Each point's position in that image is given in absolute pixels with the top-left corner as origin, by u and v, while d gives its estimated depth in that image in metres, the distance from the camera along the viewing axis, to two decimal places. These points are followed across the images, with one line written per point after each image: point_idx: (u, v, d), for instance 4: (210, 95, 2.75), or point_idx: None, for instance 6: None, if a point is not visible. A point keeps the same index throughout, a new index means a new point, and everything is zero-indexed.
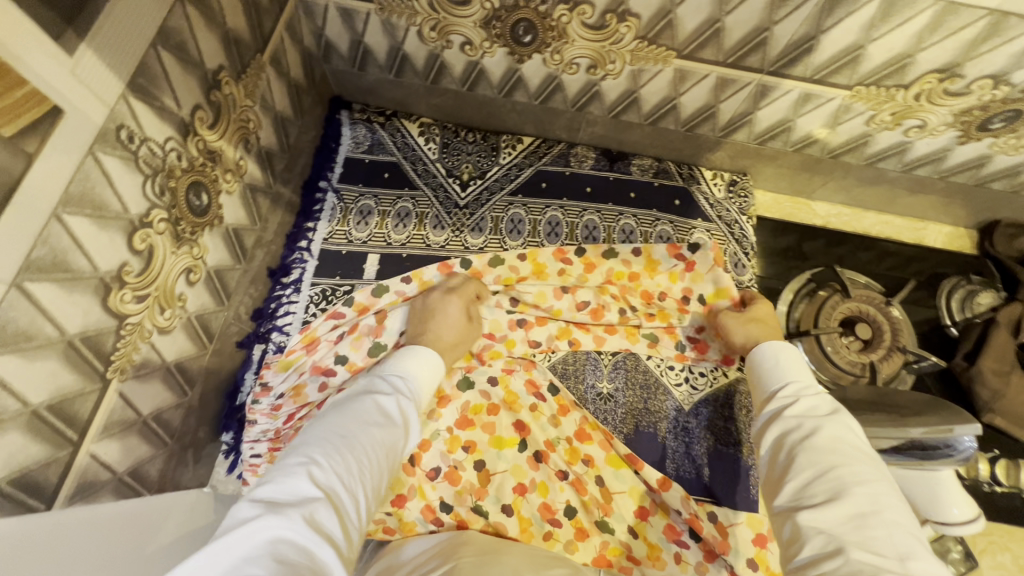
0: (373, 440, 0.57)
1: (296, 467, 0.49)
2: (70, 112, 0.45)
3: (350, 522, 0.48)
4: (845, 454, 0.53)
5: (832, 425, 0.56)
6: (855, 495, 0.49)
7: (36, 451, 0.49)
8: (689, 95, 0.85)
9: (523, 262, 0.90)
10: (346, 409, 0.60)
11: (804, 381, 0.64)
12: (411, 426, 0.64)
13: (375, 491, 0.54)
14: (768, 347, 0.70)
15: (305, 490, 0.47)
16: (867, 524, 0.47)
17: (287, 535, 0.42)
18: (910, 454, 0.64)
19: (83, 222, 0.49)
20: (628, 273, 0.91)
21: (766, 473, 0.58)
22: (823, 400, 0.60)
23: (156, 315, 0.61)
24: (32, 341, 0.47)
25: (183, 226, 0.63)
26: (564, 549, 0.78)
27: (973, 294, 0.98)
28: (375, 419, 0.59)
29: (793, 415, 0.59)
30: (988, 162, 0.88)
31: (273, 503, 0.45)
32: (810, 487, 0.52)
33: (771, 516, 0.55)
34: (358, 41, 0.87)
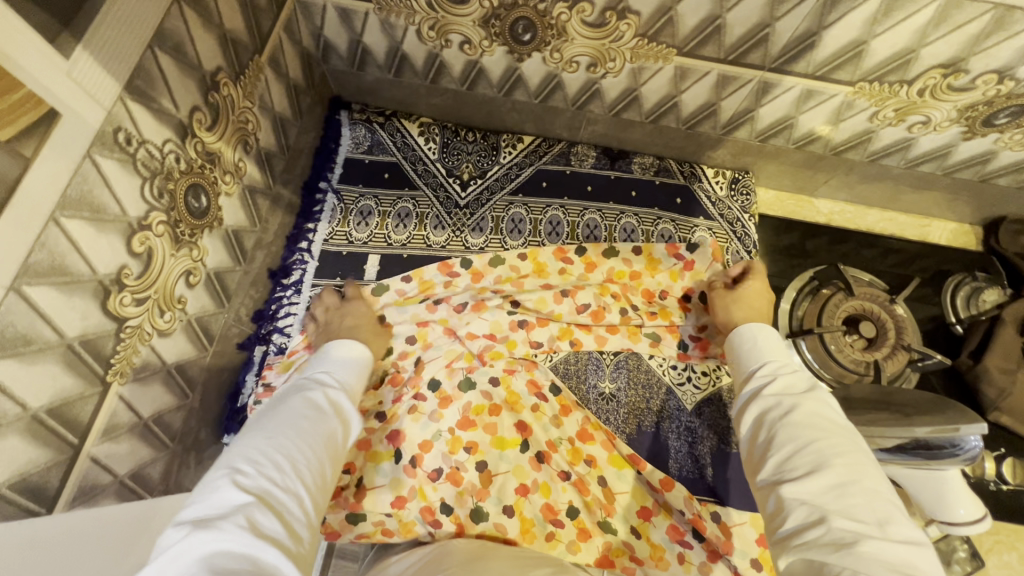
0: (309, 434, 0.54)
1: (220, 478, 0.45)
2: (67, 115, 0.45)
3: (296, 521, 0.45)
4: (822, 427, 0.52)
5: (809, 403, 0.55)
6: (834, 465, 0.47)
7: (36, 455, 0.49)
8: (690, 93, 0.84)
9: (522, 262, 0.91)
10: (273, 411, 0.57)
11: (780, 361, 0.64)
12: (348, 415, 0.62)
13: (321, 485, 0.51)
14: (746, 330, 0.70)
15: (234, 498, 0.43)
16: (846, 493, 0.45)
17: (223, 545, 0.39)
18: (915, 453, 0.63)
19: (81, 226, 0.49)
20: (629, 271, 0.91)
21: (748, 453, 0.56)
22: (800, 379, 0.59)
23: (156, 317, 0.61)
24: (31, 345, 0.47)
25: (182, 228, 0.63)
26: (566, 550, 0.76)
27: (978, 292, 0.97)
28: (306, 414, 0.56)
29: (772, 394, 0.58)
30: (993, 158, 0.87)
31: (200, 519, 0.41)
32: (791, 460, 0.50)
33: (755, 494, 0.53)
34: (356, 41, 0.86)
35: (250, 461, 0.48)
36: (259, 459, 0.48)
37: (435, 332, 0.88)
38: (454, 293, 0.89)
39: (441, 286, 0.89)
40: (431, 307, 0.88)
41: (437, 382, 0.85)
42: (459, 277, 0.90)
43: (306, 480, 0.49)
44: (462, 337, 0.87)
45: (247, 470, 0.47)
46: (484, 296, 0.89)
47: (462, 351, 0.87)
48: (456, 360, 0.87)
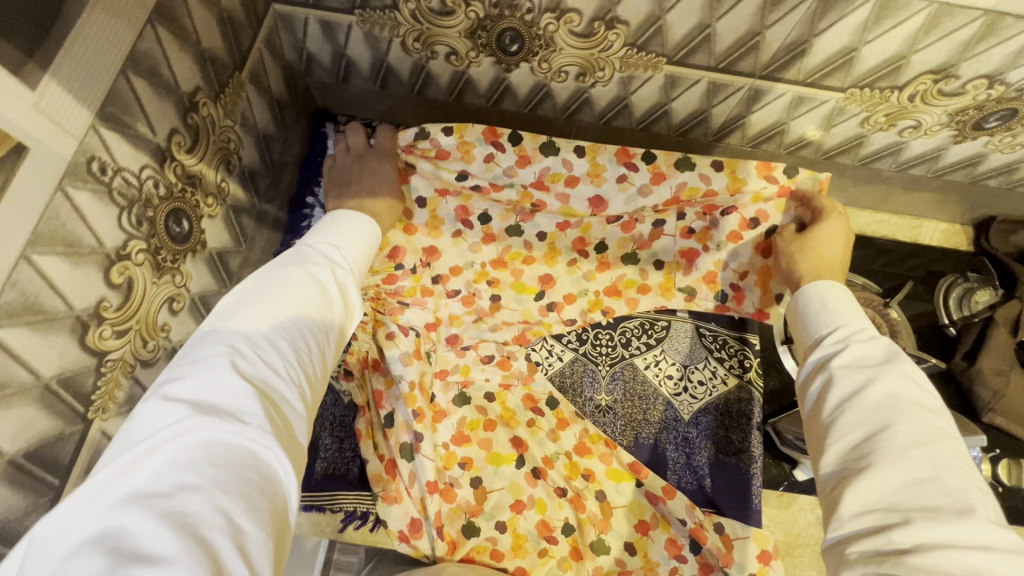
0: (311, 319, 0.51)
1: (216, 357, 0.44)
2: (37, 149, 0.43)
3: (293, 414, 0.46)
4: (901, 410, 0.49)
5: (889, 376, 0.52)
6: (912, 458, 0.46)
7: (15, 502, 0.47)
8: (680, 101, 0.83)
9: (578, 160, 0.82)
10: (274, 276, 0.53)
11: (856, 325, 0.59)
12: (350, 299, 0.59)
13: (321, 372, 0.51)
14: (815, 291, 0.65)
15: (231, 384, 0.42)
16: (923, 492, 0.44)
17: (225, 437, 0.40)
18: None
19: (55, 263, 0.47)
20: (701, 190, 0.83)
21: (809, 420, 0.56)
22: (877, 346, 0.55)
23: (139, 347, 0.59)
24: (5, 389, 0.45)
25: (163, 255, 0.61)
26: (558, 566, 0.77)
27: (970, 292, 0.97)
28: (309, 291, 0.53)
29: (840, 364, 0.56)
30: (983, 160, 0.87)
31: (197, 401, 0.41)
32: (861, 447, 0.49)
33: (817, 475, 0.52)
34: (340, 54, 0.84)
35: (248, 344, 0.46)
36: (257, 344, 0.46)
37: (467, 322, 0.89)
38: (492, 172, 0.83)
39: (483, 158, 0.82)
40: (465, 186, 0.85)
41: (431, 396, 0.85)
42: (505, 153, 0.82)
43: (307, 369, 0.49)
44: (467, 347, 0.88)
45: (244, 354, 0.45)
46: (526, 196, 0.86)
47: (456, 364, 0.87)
48: (449, 371, 0.87)
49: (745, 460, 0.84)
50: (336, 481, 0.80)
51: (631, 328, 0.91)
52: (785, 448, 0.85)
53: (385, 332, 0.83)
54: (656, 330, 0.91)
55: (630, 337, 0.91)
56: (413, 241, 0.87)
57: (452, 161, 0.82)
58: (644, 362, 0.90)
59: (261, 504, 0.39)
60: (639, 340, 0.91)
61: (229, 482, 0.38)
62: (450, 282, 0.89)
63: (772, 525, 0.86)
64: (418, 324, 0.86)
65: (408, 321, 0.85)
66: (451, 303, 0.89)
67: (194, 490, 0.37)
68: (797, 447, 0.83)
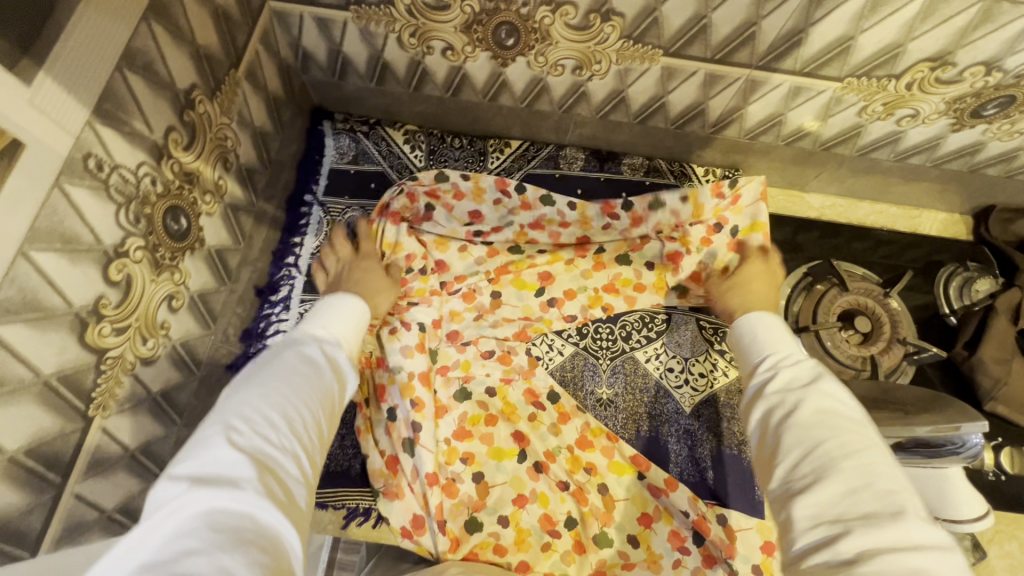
0: (307, 389, 0.51)
1: (212, 431, 0.43)
2: (33, 144, 0.43)
3: (294, 482, 0.44)
4: (834, 425, 0.49)
5: (814, 396, 0.52)
6: (844, 469, 0.45)
7: (17, 499, 0.47)
8: (677, 93, 0.83)
9: (570, 211, 0.93)
10: (268, 362, 0.53)
11: (783, 351, 0.61)
12: (344, 370, 0.59)
13: (321, 440, 0.50)
14: (749, 322, 0.68)
15: (228, 451, 0.41)
16: (858, 501, 0.43)
17: (224, 505, 0.38)
18: (915, 453, 0.61)
19: (53, 259, 0.47)
20: (674, 223, 0.92)
21: (755, 453, 0.55)
22: (802, 369, 0.57)
23: (138, 345, 0.59)
24: (5, 385, 0.44)
25: (161, 252, 0.61)
26: (561, 560, 0.77)
27: (970, 282, 0.96)
28: (303, 364, 0.54)
29: (774, 391, 0.56)
30: (982, 148, 0.87)
31: (195, 475, 0.40)
32: (799, 467, 0.48)
33: (767, 501, 0.50)
34: (335, 51, 0.84)
35: (243, 414, 0.45)
36: (254, 413, 0.46)
37: (468, 318, 0.90)
38: (499, 214, 0.93)
39: (492, 200, 0.92)
40: (468, 234, 0.92)
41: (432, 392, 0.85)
42: (510, 197, 0.92)
43: (305, 438, 0.48)
44: (467, 342, 0.88)
45: (241, 425, 0.44)
46: (524, 235, 0.93)
47: (457, 360, 0.87)
48: (449, 366, 0.87)
49: (746, 451, 0.85)
50: (337, 478, 0.80)
51: (631, 322, 0.92)
52: None
53: (390, 328, 0.85)
54: (657, 323, 0.92)
55: (630, 331, 0.91)
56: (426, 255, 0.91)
57: (465, 203, 0.92)
58: (645, 355, 0.90)
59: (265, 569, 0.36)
60: (640, 334, 0.91)
61: (229, 543, 0.36)
62: (453, 284, 0.90)
63: None
64: (426, 320, 0.87)
65: (415, 316, 0.86)
66: (455, 300, 0.90)
67: (195, 557, 0.34)
68: None
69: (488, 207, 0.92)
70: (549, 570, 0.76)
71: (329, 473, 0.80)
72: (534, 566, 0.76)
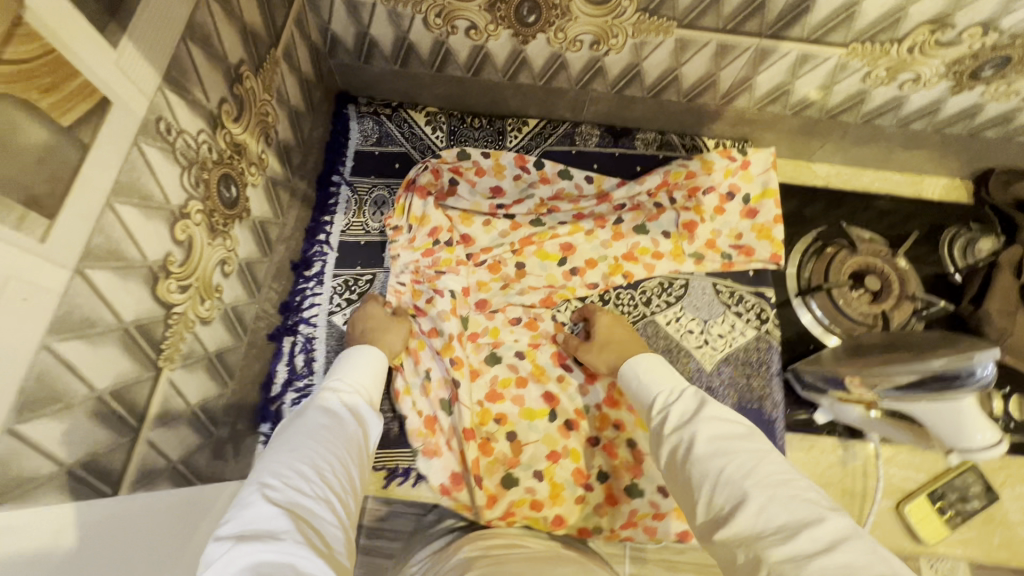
0: (332, 442, 0.55)
1: (249, 493, 0.47)
2: (117, 103, 0.47)
3: (331, 528, 0.47)
4: (726, 449, 0.53)
5: (704, 425, 0.57)
6: (750, 490, 0.49)
7: (103, 437, 0.51)
8: (690, 65, 0.87)
9: (587, 184, 1.00)
10: (293, 423, 0.58)
11: (667, 387, 0.66)
12: (365, 420, 0.63)
13: (350, 490, 0.53)
14: (635, 362, 0.73)
15: (266, 510, 0.45)
16: (773, 514, 0.47)
17: (267, 556, 0.41)
18: (918, 388, 0.68)
19: (132, 212, 0.50)
20: (685, 172, 0.98)
21: (675, 491, 0.57)
22: (687, 399, 0.62)
23: (197, 305, 0.63)
24: (95, 327, 0.48)
25: (216, 218, 0.65)
26: (594, 511, 0.82)
27: (973, 242, 1.01)
28: (325, 420, 0.58)
29: (672, 429, 0.60)
30: (980, 111, 0.92)
31: (240, 535, 0.43)
32: (715, 498, 0.51)
33: (698, 537, 0.53)
34: (363, 34, 0.88)
35: (275, 473, 0.49)
36: (285, 472, 0.50)
37: (495, 288, 0.94)
38: (519, 188, 0.99)
39: (511, 176, 0.98)
40: (491, 208, 0.97)
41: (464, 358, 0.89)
42: (529, 173, 0.98)
43: (336, 487, 0.51)
44: (496, 310, 0.92)
45: (274, 483, 0.48)
46: (542, 206, 0.98)
47: (486, 327, 0.91)
48: (479, 333, 0.90)
49: (767, 405, 0.88)
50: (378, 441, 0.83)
51: (651, 288, 0.96)
52: (804, 392, 0.89)
53: (427, 298, 0.90)
54: (675, 288, 0.96)
55: (650, 296, 0.95)
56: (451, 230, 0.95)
57: (487, 178, 0.98)
58: (665, 319, 0.94)
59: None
60: (660, 298, 0.95)
61: None
62: (480, 255, 0.94)
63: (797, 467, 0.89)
64: (457, 286, 0.90)
65: (446, 284, 0.90)
66: (484, 266, 0.94)
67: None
68: (814, 389, 0.86)
69: (510, 183, 0.99)
70: (582, 522, 0.82)
71: None
72: (568, 518, 0.81)
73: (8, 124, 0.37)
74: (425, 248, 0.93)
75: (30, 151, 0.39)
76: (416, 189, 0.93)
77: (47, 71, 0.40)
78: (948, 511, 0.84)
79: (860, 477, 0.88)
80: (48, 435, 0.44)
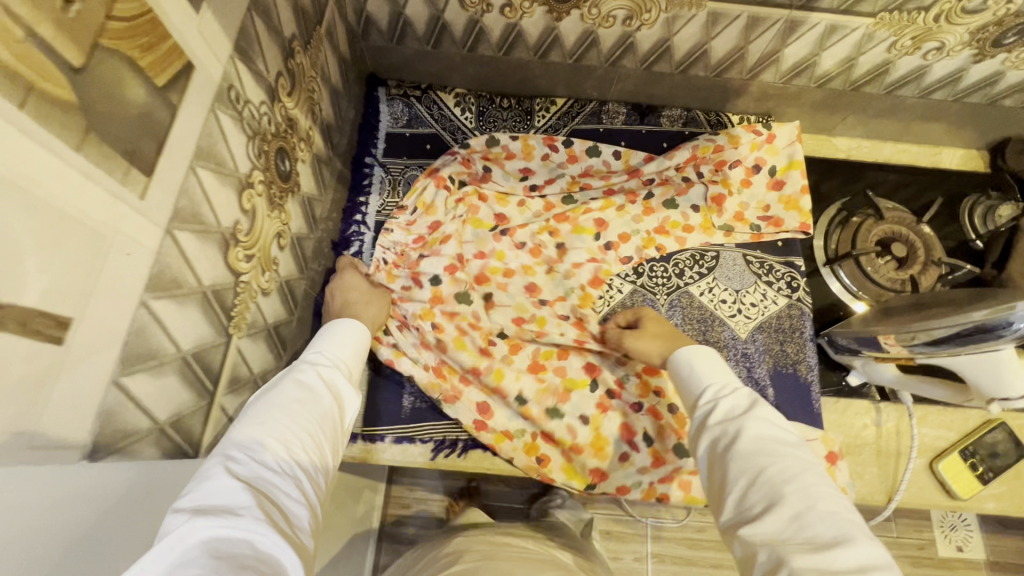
0: (305, 416, 0.52)
1: (210, 465, 0.44)
2: (197, 68, 0.48)
3: (296, 505, 0.45)
4: (772, 451, 0.53)
5: (752, 423, 0.56)
6: (788, 496, 0.48)
7: (186, 398, 0.52)
8: (720, 39, 0.89)
9: (614, 161, 1.02)
10: (264, 394, 0.54)
11: (722, 381, 0.64)
12: (341, 395, 0.60)
13: (320, 467, 0.50)
14: (683, 355, 0.71)
15: (226, 482, 0.42)
16: (807, 525, 0.46)
17: (225, 531, 0.38)
18: (947, 343, 0.71)
19: (208, 177, 0.51)
20: (713, 146, 0.98)
21: (707, 486, 0.57)
22: (740, 398, 0.61)
23: (260, 276, 0.64)
24: (181, 289, 0.49)
25: (275, 190, 0.66)
26: (637, 470, 0.84)
27: (993, 209, 1.01)
28: (299, 392, 0.55)
29: (717, 422, 0.59)
30: (1000, 79, 0.95)
31: (200, 505, 0.40)
32: (748, 496, 0.51)
33: (721, 533, 0.53)
34: (398, 14, 0.89)
35: (241, 447, 0.46)
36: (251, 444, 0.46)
37: (540, 271, 0.95)
38: (548, 168, 1.00)
39: (540, 156, 1.00)
40: (525, 189, 0.99)
41: (505, 331, 0.90)
42: (557, 152, 1.00)
43: (303, 464, 0.48)
44: (546, 300, 0.92)
45: (239, 457, 0.45)
46: (575, 183, 1.00)
47: (534, 314, 0.90)
48: (525, 319, 0.90)
49: (802, 370, 0.91)
50: (426, 414, 0.85)
51: (683, 260, 0.98)
52: (837, 356, 0.93)
53: (403, 284, 0.90)
54: (706, 260, 0.98)
55: (683, 268, 0.97)
56: (484, 207, 0.97)
57: (516, 161, 1.00)
58: (699, 290, 0.96)
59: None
60: (692, 270, 0.97)
61: (227, 568, 0.36)
62: (517, 232, 0.96)
63: (831, 429, 0.92)
64: (439, 269, 0.90)
65: (426, 269, 0.90)
66: (480, 249, 0.94)
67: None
68: (847, 351, 0.90)
69: (539, 163, 1.00)
70: (625, 479, 0.84)
71: (416, 410, 0.85)
72: (610, 473, 0.84)
73: (116, 80, 0.38)
74: (419, 235, 0.93)
75: (132, 108, 0.40)
76: (436, 177, 0.95)
77: (145, 32, 0.40)
78: (980, 466, 0.86)
79: (893, 438, 0.90)
80: (144, 391, 0.45)
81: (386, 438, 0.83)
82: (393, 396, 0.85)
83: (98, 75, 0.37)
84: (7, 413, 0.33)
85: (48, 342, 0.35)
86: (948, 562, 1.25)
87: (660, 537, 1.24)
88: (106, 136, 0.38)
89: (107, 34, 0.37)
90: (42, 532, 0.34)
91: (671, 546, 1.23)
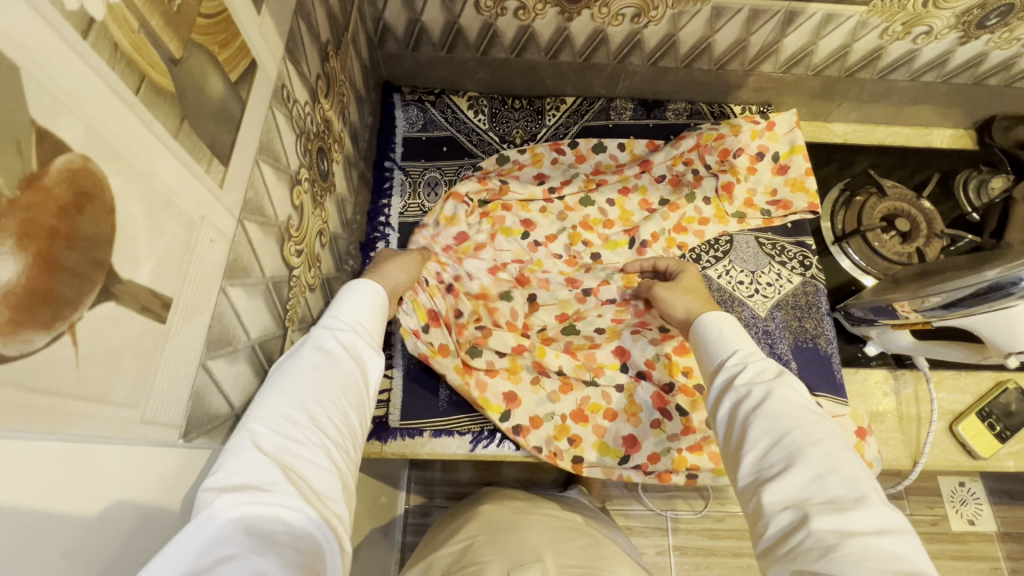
0: (326, 384, 0.49)
1: (236, 439, 0.43)
2: (259, 63, 0.50)
3: (326, 476, 0.43)
4: (797, 417, 0.53)
5: (782, 388, 0.56)
6: (810, 458, 0.49)
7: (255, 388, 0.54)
8: (723, 32, 0.94)
9: (620, 153, 1.05)
10: (282, 363, 0.52)
11: (753, 347, 0.63)
12: (364, 356, 0.56)
13: (347, 435, 0.49)
14: (710, 319, 0.70)
15: (250, 462, 0.40)
16: (827, 486, 0.47)
17: (256, 509, 0.38)
18: (962, 303, 0.75)
19: (269, 171, 0.53)
20: (715, 135, 1.02)
21: (724, 445, 0.58)
22: (770, 364, 0.60)
23: (308, 272, 0.67)
24: (249, 277, 0.50)
25: (317, 189, 0.68)
26: (667, 438, 0.86)
27: (985, 182, 1.06)
28: (319, 359, 0.51)
29: (743, 384, 0.58)
30: (985, 59, 1.02)
31: (229, 484, 0.39)
32: (768, 456, 0.51)
33: (738, 493, 0.54)
34: (414, 21, 0.93)
35: (263, 420, 0.44)
36: (276, 419, 0.45)
37: (579, 276, 0.96)
38: (560, 170, 1.03)
39: (550, 161, 1.03)
40: (546, 194, 1.00)
41: (543, 325, 0.92)
42: (565, 155, 1.03)
43: (330, 433, 0.46)
44: (589, 291, 0.94)
45: (261, 429, 0.44)
46: (591, 182, 1.02)
47: (575, 309, 0.94)
48: (569, 314, 0.93)
49: (822, 343, 0.94)
50: (465, 405, 0.86)
51: (699, 247, 1.01)
52: (854, 328, 0.97)
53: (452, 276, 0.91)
54: (721, 244, 1.01)
55: (699, 253, 1.00)
56: (510, 215, 0.99)
57: (527, 169, 1.02)
58: (716, 273, 0.99)
59: (302, 567, 0.36)
60: (708, 255, 1.00)
61: (260, 545, 0.36)
62: (554, 248, 0.98)
63: (854, 399, 0.95)
64: (482, 271, 0.94)
65: (471, 269, 0.93)
66: (495, 260, 0.95)
67: (231, 561, 0.34)
68: (862, 321, 0.94)
69: (550, 167, 1.03)
70: (654, 447, 0.86)
71: (453, 401, 0.86)
72: (641, 439, 0.87)
73: (202, 74, 0.41)
74: (447, 244, 0.94)
75: (213, 101, 0.42)
76: (454, 196, 0.95)
77: (222, 29, 0.43)
78: (998, 426, 0.89)
79: (911, 404, 0.93)
80: (223, 375, 0.47)
81: (425, 431, 0.83)
82: (431, 388, 0.86)
83: (188, 67, 0.39)
84: (124, 387, 0.34)
85: (155, 321, 0.36)
86: (962, 536, 1.28)
87: (679, 529, 1.25)
88: (195, 127, 0.40)
89: (196, 29, 0.39)
90: (131, 515, 0.35)
91: (692, 538, 1.24)
